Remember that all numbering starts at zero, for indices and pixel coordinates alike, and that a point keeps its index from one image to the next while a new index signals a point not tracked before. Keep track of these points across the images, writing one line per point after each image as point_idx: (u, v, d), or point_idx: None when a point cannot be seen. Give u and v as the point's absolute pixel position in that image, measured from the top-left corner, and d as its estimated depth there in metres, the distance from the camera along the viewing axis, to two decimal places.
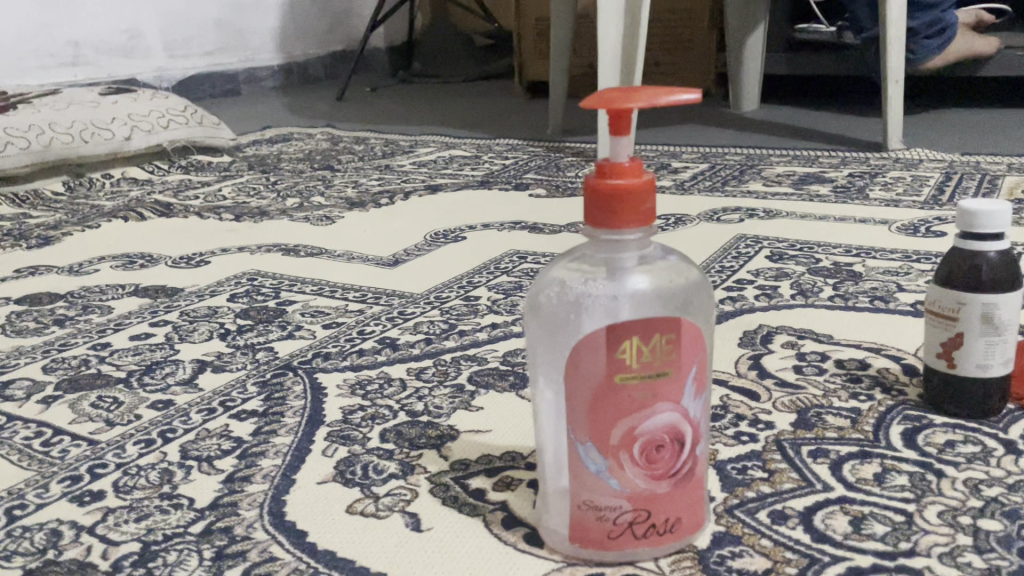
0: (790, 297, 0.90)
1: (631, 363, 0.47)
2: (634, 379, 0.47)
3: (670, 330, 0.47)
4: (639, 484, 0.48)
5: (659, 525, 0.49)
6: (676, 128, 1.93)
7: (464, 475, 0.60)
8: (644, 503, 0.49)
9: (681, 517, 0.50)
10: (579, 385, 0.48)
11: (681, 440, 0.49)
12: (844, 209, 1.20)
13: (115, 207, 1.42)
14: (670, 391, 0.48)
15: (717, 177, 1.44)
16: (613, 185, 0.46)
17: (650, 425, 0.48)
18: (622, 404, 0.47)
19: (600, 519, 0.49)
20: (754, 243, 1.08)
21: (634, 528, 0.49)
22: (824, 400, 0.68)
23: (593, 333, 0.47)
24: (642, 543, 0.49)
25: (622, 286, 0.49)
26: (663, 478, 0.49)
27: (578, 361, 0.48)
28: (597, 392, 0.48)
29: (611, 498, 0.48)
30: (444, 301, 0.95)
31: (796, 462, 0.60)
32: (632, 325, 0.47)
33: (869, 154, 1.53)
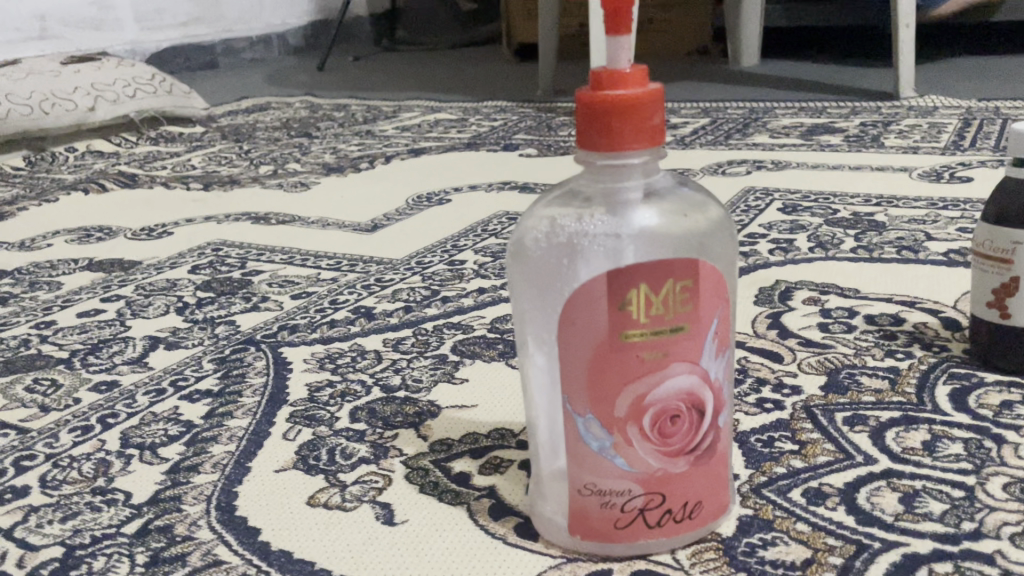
0: (809, 251, 0.81)
1: (639, 317, 0.39)
2: (645, 337, 0.39)
3: (685, 274, 0.39)
4: (651, 463, 0.40)
5: (675, 513, 0.41)
6: (673, 85, 1.84)
7: (445, 458, 0.52)
8: (657, 486, 0.40)
9: (701, 501, 0.42)
10: (576, 345, 0.39)
11: (700, 408, 0.40)
12: (857, 158, 1.11)
13: (76, 180, 1.33)
14: (686, 349, 0.40)
15: (719, 131, 1.35)
16: (613, 96, 0.37)
17: (663, 392, 0.39)
18: (628, 368, 0.39)
19: (604, 506, 0.41)
20: (764, 195, 0.99)
21: (646, 515, 0.41)
22: (856, 360, 0.60)
23: (591, 281, 0.39)
24: (657, 533, 0.41)
25: (625, 224, 0.41)
26: (680, 455, 0.40)
27: (574, 316, 0.39)
28: (598, 353, 0.39)
29: (617, 481, 0.40)
30: (426, 266, 0.86)
31: (831, 432, 0.51)
32: (639, 270, 0.38)
33: (879, 103, 1.44)
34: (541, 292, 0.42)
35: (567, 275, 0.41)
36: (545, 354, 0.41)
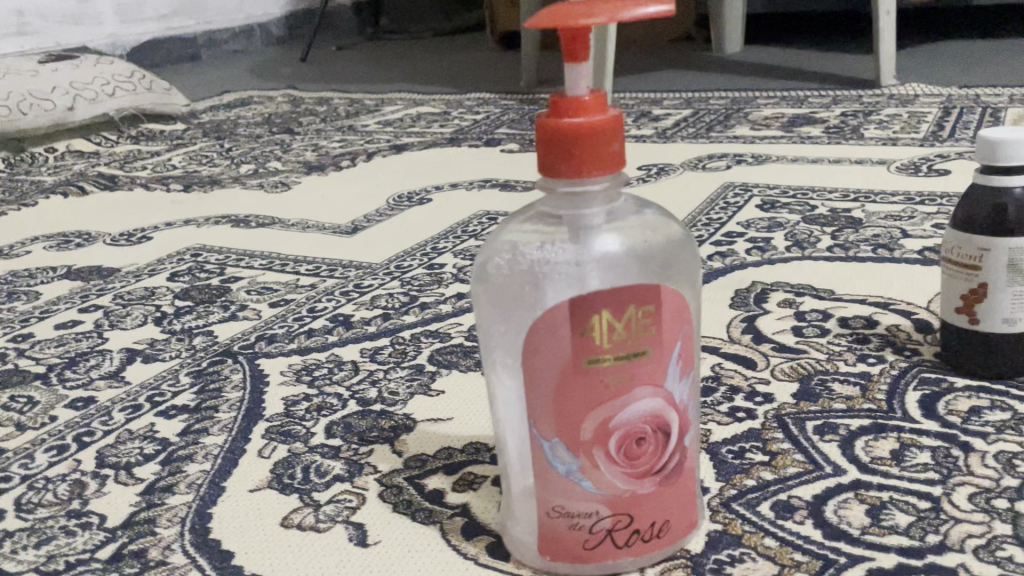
0: (786, 250, 0.81)
1: (602, 343, 0.39)
2: (609, 362, 0.39)
3: (648, 300, 0.39)
4: (618, 485, 0.40)
5: (643, 533, 0.41)
6: (657, 74, 1.83)
7: (419, 475, 0.52)
8: (624, 508, 0.41)
9: (669, 520, 0.42)
10: (541, 371, 0.39)
11: (666, 430, 0.41)
12: (836, 151, 1.11)
13: (56, 182, 1.32)
14: (651, 373, 0.40)
15: (700, 123, 1.35)
16: (573, 124, 0.37)
17: (628, 415, 0.40)
18: (593, 392, 0.39)
19: (573, 528, 0.41)
20: (743, 191, 0.99)
21: (614, 536, 0.41)
22: (828, 366, 0.60)
23: (554, 308, 0.39)
24: (626, 554, 0.41)
25: (587, 249, 0.41)
26: (646, 477, 0.41)
27: (537, 343, 0.39)
28: (563, 379, 0.39)
29: (585, 504, 0.40)
30: (405, 271, 0.86)
31: (801, 441, 0.52)
32: (600, 296, 0.38)
33: (860, 91, 1.44)
34: (506, 323, 0.42)
35: (528, 304, 0.41)
36: (511, 381, 0.41)
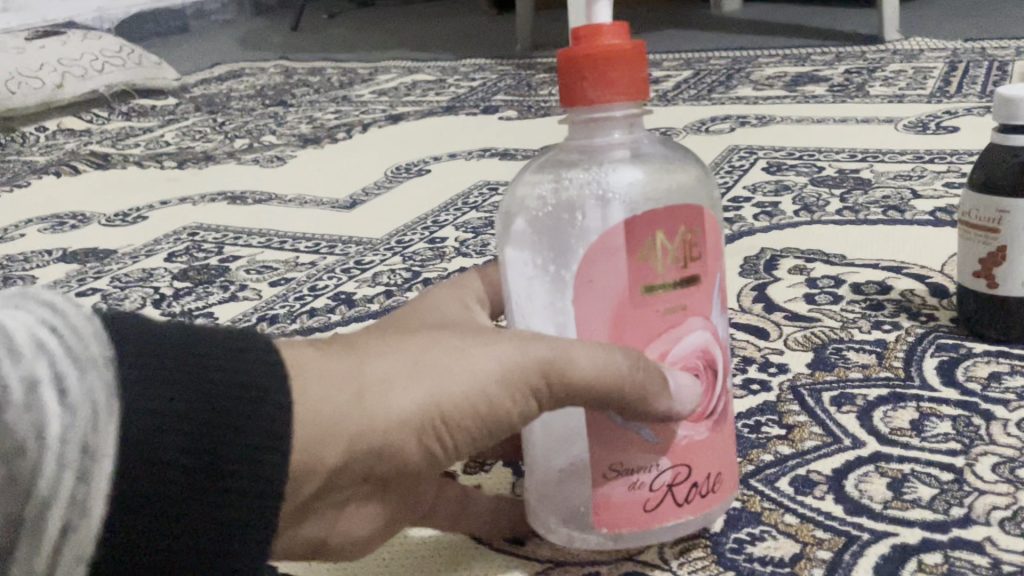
0: (794, 214, 0.79)
1: (658, 267, 0.36)
2: (666, 290, 0.36)
3: (698, 221, 0.37)
4: (677, 431, 0.37)
5: (702, 485, 0.38)
6: (655, 34, 1.79)
7: None
8: (684, 456, 0.37)
9: (723, 473, 0.39)
10: (593, 307, 0.36)
11: (714, 368, 0.38)
12: (842, 109, 1.09)
13: (48, 161, 1.30)
14: (702, 303, 0.37)
15: (702, 84, 1.32)
16: (598, 45, 0.36)
17: (683, 349, 0.37)
18: (651, 324, 0.36)
19: (632, 488, 0.37)
20: (748, 154, 0.97)
21: (675, 492, 0.37)
22: (842, 334, 0.59)
23: (603, 237, 0.36)
24: (687, 512, 0.38)
25: (619, 180, 0.39)
26: (702, 419, 0.38)
27: (591, 275, 0.36)
28: (616, 313, 0.36)
29: (645, 456, 0.37)
30: (407, 245, 0.85)
31: (818, 413, 0.51)
32: (656, 214, 0.36)
33: (863, 47, 1.41)
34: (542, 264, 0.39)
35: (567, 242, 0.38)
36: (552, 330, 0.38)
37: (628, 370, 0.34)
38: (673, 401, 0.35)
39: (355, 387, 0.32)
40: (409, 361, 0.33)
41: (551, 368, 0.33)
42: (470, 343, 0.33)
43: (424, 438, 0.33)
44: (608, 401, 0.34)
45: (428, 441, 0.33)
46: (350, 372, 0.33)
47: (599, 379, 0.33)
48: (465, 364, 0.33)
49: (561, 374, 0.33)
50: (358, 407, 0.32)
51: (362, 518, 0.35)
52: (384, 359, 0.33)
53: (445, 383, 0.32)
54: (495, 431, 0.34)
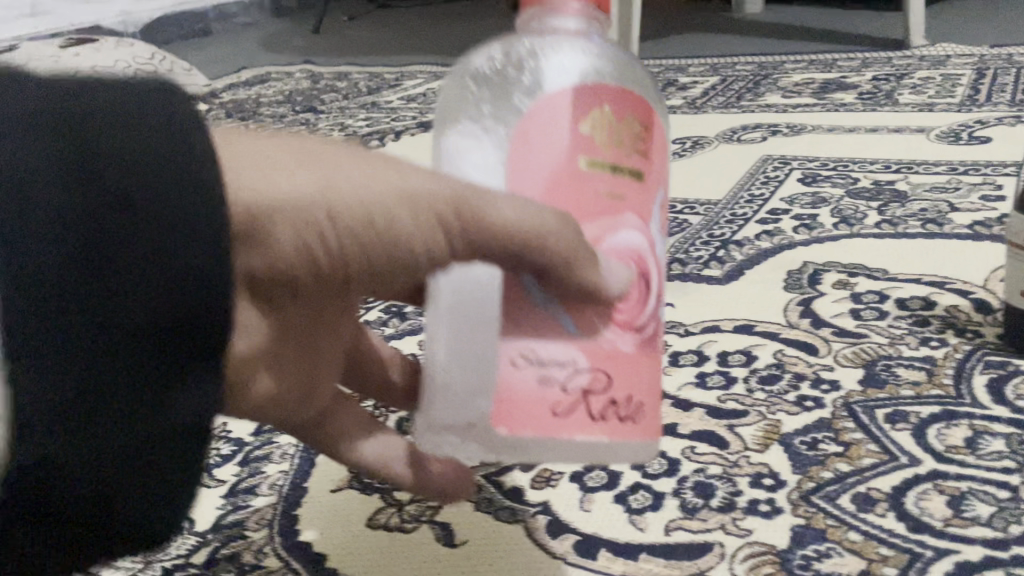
0: (833, 227, 0.81)
1: (601, 142, 0.37)
2: (604, 170, 0.37)
3: (641, 118, 0.38)
4: (598, 329, 0.37)
5: (621, 406, 0.37)
6: (679, 38, 1.81)
7: (496, 472, 0.53)
8: (603, 361, 0.37)
9: (641, 399, 0.38)
10: (529, 162, 0.37)
11: (645, 278, 0.38)
12: (873, 118, 1.10)
13: None
14: (638, 204, 0.38)
15: (730, 91, 1.33)
16: None
17: (617, 241, 0.37)
18: (585, 198, 0.37)
19: (545, 387, 0.36)
20: (783, 163, 0.98)
21: (587, 397, 0.36)
22: (891, 350, 0.60)
23: (549, 101, 0.37)
24: (600, 430, 0.37)
25: (574, 45, 0.38)
26: (628, 331, 0.38)
27: (529, 129, 0.37)
28: (552, 173, 0.36)
29: (562, 351, 0.36)
30: None
31: (873, 430, 0.52)
32: (605, 90, 0.37)
33: (889, 53, 1.42)
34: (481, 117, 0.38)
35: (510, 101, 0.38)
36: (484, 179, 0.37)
37: (550, 228, 0.34)
38: (601, 276, 0.36)
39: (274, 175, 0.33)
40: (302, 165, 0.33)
41: (469, 206, 0.34)
42: (392, 166, 0.34)
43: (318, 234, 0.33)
44: (524, 258, 0.35)
45: (323, 240, 0.33)
46: (275, 162, 0.33)
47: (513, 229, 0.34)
48: (381, 181, 0.33)
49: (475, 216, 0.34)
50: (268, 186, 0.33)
51: (244, 334, 0.36)
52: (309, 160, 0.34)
53: (335, 181, 0.33)
54: (391, 260, 0.34)
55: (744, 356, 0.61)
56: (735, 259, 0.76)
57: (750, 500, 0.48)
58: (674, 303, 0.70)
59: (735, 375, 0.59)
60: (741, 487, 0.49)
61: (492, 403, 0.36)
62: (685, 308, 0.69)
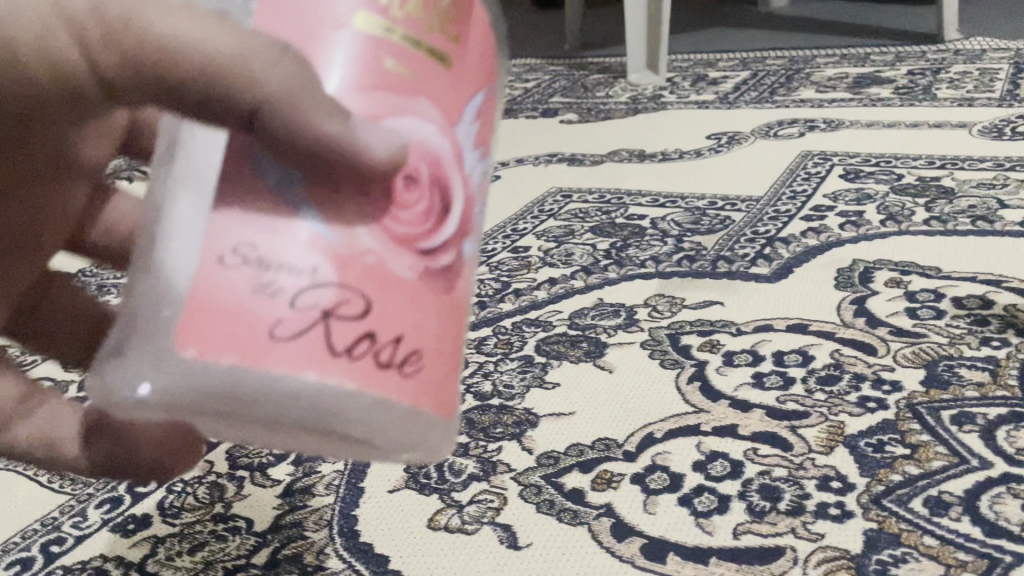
0: (880, 224, 0.80)
1: (392, 4, 0.28)
2: (387, 35, 0.28)
3: (456, 0, 0.30)
4: (361, 236, 0.27)
5: (381, 348, 0.27)
6: (705, 33, 1.79)
7: (555, 473, 0.52)
8: (359, 277, 0.27)
9: (410, 342, 0.28)
10: (288, 7, 0.28)
11: (440, 185, 0.28)
12: (912, 114, 1.09)
13: None
14: (440, 91, 0.29)
15: (762, 85, 1.32)
16: None
17: (402, 125, 0.28)
18: (360, 61, 0.27)
19: (263, 299, 0.26)
20: (823, 159, 0.97)
21: (331, 320, 0.26)
22: (951, 350, 0.59)
23: None
24: (342, 373, 0.26)
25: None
26: (408, 249, 0.28)
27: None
28: (318, 28, 0.28)
29: (296, 250, 0.26)
30: (491, 255, 0.86)
31: (940, 432, 0.52)
32: None
33: (923, 47, 1.41)
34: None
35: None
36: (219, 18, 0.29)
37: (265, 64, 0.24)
38: (351, 131, 0.25)
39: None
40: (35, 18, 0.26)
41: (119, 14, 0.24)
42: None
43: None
44: (217, 103, 0.25)
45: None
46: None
47: (185, 54, 0.24)
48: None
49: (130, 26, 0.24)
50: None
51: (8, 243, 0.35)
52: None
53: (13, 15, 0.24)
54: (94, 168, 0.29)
55: (800, 356, 0.61)
56: (783, 256, 0.75)
57: (819, 504, 0.47)
58: (725, 302, 0.69)
59: (793, 375, 0.59)
60: (808, 490, 0.48)
61: (183, 311, 0.26)
62: (736, 307, 0.68)
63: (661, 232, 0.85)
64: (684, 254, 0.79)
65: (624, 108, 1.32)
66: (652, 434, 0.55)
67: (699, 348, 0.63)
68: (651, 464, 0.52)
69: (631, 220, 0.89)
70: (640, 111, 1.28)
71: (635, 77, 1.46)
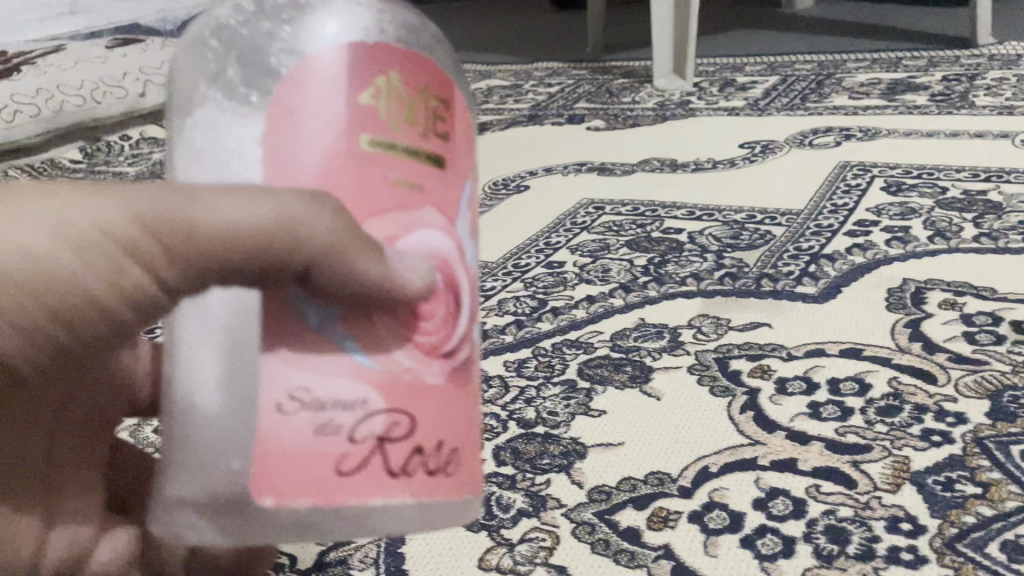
0: (929, 240, 0.77)
1: (390, 120, 0.31)
2: (392, 153, 0.31)
3: (437, 94, 0.32)
4: (397, 360, 0.31)
5: (427, 453, 0.31)
6: (729, 35, 1.77)
7: (608, 510, 0.50)
8: (400, 397, 0.30)
9: (447, 442, 0.32)
10: (293, 151, 0.30)
11: (452, 295, 0.32)
12: (950, 122, 1.06)
13: (140, 172, 1.29)
14: (441, 197, 0.32)
15: (793, 91, 1.30)
16: None
17: (414, 241, 0.31)
18: (371, 192, 0.30)
19: (327, 436, 0.30)
20: (863, 170, 0.95)
21: (385, 443, 0.30)
22: (1015, 380, 0.57)
23: (316, 70, 0.30)
24: (399, 486, 0.30)
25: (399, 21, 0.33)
26: (436, 357, 0.32)
27: (293, 106, 0.30)
28: (326, 163, 0.30)
29: (346, 384, 0.30)
30: (525, 270, 0.84)
31: (1011, 470, 0.49)
32: (392, 57, 0.31)
33: (956, 52, 1.38)
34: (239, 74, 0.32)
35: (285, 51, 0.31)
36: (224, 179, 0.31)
37: (303, 225, 0.29)
38: (390, 268, 0.30)
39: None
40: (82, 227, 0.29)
41: (168, 217, 0.29)
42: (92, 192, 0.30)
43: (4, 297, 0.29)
44: (267, 265, 0.29)
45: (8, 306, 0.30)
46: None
47: (232, 232, 0.29)
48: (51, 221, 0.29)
49: (181, 230, 0.29)
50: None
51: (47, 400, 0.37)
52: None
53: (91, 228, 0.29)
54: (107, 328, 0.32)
55: (857, 384, 0.58)
56: (829, 275, 0.73)
57: (890, 547, 0.45)
58: (773, 324, 0.67)
59: (851, 406, 0.56)
60: (877, 532, 0.46)
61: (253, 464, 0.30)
62: (785, 330, 0.66)
63: (700, 247, 0.83)
64: (726, 272, 0.77)
65: (653, 114, 1.30)
66: (707, 468, 0.53)
67: (750, 374, 0.61)
68: (709, 501, 0.50)
69: (667, 234, 0.87)
70: (669, 118, 1.26)
71: (661, 82, 1.44)
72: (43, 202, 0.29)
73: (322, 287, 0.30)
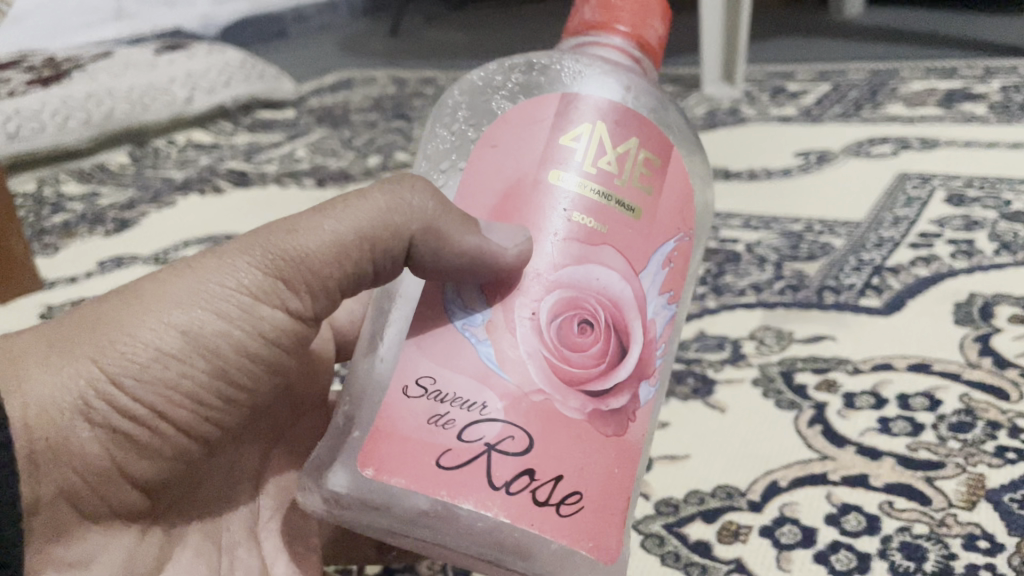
0: (994, 253, 0.76)
1: (586, 160, 0.41)
2: (575, 190, 0.41)
3: (650, 151, 0.42)
4: (535, 378, 0.39)
5: (540, 481, 0.37)
6: (777, 42, 1.75)
7: (677, 523, 0.50)
8: (519, 417, 0.38)
9: (566, 476, 0.38)
10: (494, 166, 0.42)
11: (611, 331, 0.40)
12: (1011, 133, 1.04)
13: (188, 178, 1.31)
14: (624, 239, 0.41)
15: (846, 101, 1.28)
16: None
17: (583, 270, 0.40)
18: (551, 220, 0.40)
19: (440, 427, 0.38)
20: (923, 182, 0.93)
21: (496, 450, 0.37)
22: None
23: (532, 106, 0.42)
24: (500, 499, 0.37)
25: (600, 84, 0.43)
26: (580, 391, 0.39)
27: (498, 138, 0.42)
28: (517, 177, 0.42)
29: (471, 387, 0.39)
30: None
31: None
32: (601, 109, 0.42)
33: (1012, 62, 1.36)
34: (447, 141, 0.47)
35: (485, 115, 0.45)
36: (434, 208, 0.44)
37: (393, 207, 0.42)
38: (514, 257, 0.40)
39: (85, 350, 0.40)
40: (193, 299, 0.41)
41: (273, 253, 0.42)
42: (194, 271, 0.42)
43: (158, 370, 0.41)
44: (387, 242, 0.42)
45: (161, 375, 0.41)
46: (79, 327, 0.40)
47: (335, 243, 0.42)
48: (184, 294, 0.41)
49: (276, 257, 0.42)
50: (75, 369, 0.39)
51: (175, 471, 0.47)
52: (108, 306, 0.41)
53: (202, 294, 0.41)
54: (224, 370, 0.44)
55: (927, 400, 0.57)
56: (893, 287, 0.72)
57: (968, 566, 0.44)
58: (837, 337, 0.67)
59: (922, 421, 0.56)
60: (954, 550, 0.45)
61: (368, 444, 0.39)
62: (849, 342, 0.65)
63: (757, 258, 0.82)
64: (786, 283, 0.76)
65: (700, 122, 1.29)
66: (776, 483, 0.52)
67: (816, 389, 0.60)
68: (780, 516, 0.49)
69: (724, 244, 0.86)
70: (717, 127, 1.25)
71: (709, 90, 1.44)
72: (173, 280, 0.42)
73: (418, 257, 0.43)
